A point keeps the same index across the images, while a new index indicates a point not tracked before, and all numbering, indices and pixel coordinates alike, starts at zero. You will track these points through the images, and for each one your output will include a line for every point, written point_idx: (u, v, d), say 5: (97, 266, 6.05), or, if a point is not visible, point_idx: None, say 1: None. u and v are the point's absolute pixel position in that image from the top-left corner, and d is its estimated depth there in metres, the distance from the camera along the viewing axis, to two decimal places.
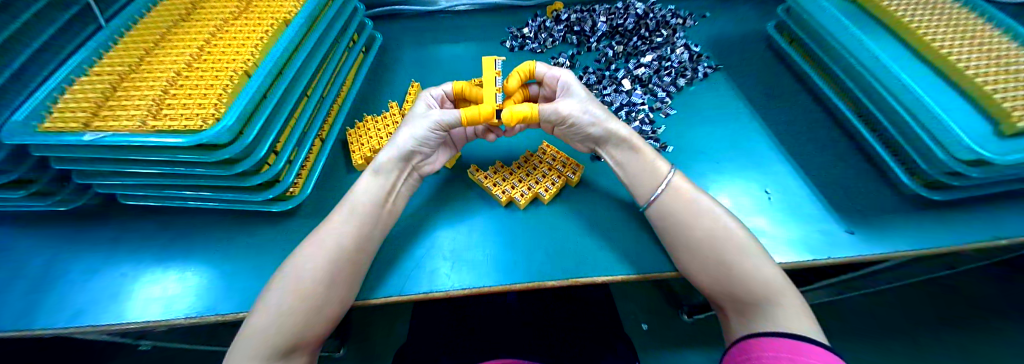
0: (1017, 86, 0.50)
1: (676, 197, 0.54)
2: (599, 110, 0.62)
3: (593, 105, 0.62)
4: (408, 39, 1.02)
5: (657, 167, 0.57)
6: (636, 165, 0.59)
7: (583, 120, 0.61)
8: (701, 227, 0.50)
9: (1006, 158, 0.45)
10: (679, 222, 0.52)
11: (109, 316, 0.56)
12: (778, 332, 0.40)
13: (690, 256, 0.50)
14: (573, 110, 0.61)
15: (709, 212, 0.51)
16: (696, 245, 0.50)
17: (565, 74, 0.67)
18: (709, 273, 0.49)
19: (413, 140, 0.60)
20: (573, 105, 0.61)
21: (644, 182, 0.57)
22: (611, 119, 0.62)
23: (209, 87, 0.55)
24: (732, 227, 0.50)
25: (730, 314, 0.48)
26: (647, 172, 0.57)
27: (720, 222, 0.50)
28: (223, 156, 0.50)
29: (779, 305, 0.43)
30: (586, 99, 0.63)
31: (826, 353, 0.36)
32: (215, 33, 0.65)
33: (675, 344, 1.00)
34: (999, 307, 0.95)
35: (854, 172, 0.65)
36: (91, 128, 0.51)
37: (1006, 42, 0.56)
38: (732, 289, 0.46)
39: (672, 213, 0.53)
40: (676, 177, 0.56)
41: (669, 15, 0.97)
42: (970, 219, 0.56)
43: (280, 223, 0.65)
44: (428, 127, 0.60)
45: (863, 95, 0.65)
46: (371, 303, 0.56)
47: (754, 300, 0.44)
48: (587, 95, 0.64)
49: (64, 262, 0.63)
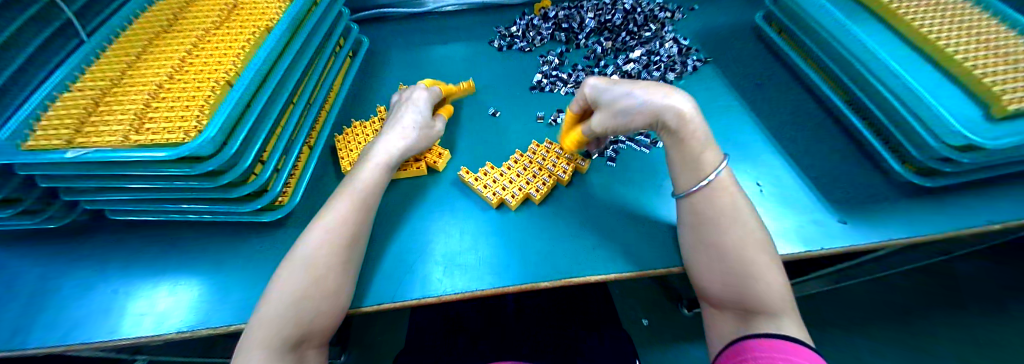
0: (1008, 69, 0.49)
1: (721, 197, 0.50)
2: (644, 92, 0.53)
3: (632, 96, 0.53)
4: (396, 42, 1.02)
5: (703, 159, 0.51)
6: (684, 155, 0.52)
7: (621, 124, 0.55)
8: (732, 233, 0.48)
9: (998, 142, 0.45)
10: (711, 222, 0.49)
11: (100, 333, 0.55)
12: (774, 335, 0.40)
13: (713, 258, 0.48)
14: (605, 123, 0.57)
15: (744, 220, 0.48)
16: (724, 248, 0.47)
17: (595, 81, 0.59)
18: (724, 276, 0.47)
19: (409, 146, 0.63)
20: (604, 118, 0.57)
21: (692, 169, 0.52)
22: (661, 96, 0.52)
23: (191, 99, 0.54)
24: (761, 240, 0.47)
25: (730, 323, 0.46)
26: (696, 159, 0.51)
27: (750, 232, 0.48)
28: (207, 168, 0.49)
29: (787, 325, 0.41)
30: (624, 92, 0.54)
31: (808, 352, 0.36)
32: (197, 44, 0.64)
33: (673, 338, 1.00)
34: (997, 291, 0.95)
35: (846, 161, 0.65)
36: (73, 145, 0.50)
37: (995, 25, 0.56)
38: (744, 299, 0.44)
39: (707, 211, 0.50)
40: (723, 170, 0.51)
41: (657, 9, 0.97)
42: (962, 205, 0.56)
43: (272, 232, 0.65)
44: (423, 134, 0.65)
45: (853, 83, 0.65)
46: (364, 310, 0.55)
47: (763, 314, 0.43)
48: (621, 87, 0.55)
49: (55, 280, 0.62)
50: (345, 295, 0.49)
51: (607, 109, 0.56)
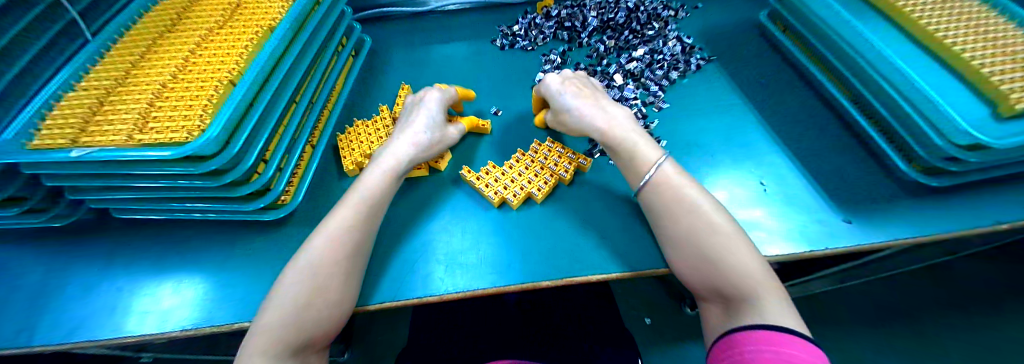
0: (1015, 67, 0.49)
1: (664, 189, 0.54)
2: (577, 107, 0.66)
3: (565, 111, 0.67)
4: (398, 41, 1.02)
5: (640, 159, 0.57)
6: (619, 157, 0.61)
7: (563, 130, 0.70)
8: (685, 222, 0.50)
9: (1004, 141, 0.44)
10: (666, 216, 0.52)
11: (105, 331, 0.56)
12: (749, 323, 0.40)
13: (677, 251, 0.50)
14: (552, 123, 0.72)
15: (693, 206, 0.51)
16: (682, 239, 0.49)
17: (550, 81, 0.71)
18: (693, 268, 0.48)
19: (420, 151, 0.64)
20: (551, 119, 0.72)
21: (634, 171, 0.58)
22: (589, 114, 0.64)
23: (194, 98, 0.54)
24: (719, 223, 0.48)
25: (716, 313, 0.46)
26: (635, 159, 0.58)
27: (705, 216, 0.49)
28: (210, 167, 0.49)
29: (761, 302, 0.41)
30: (561, 106, 0.68)
31: (793, 340, 0.36)
32: (200, 43, 0.64)
33: (675, 338, 1.00)
34: (1003, 292, 0.94)
35: (851, 161, 0.64)
36: (79, 144, 0.51)
37: (1003, 23, 0.55)
38: (716, 284, 0.45)
39: (659, 207, 0.53)
40: (665, 163, 0.56)
41: (660, 7, 0.96)
42: (969, 205, 0.55)
43: (275, 231, 0.65)
44: (437, 140, 0.66)
45: (859, 82, 0.64)
46: (367, 309, 0.55)
47: (736, 294, 0.43)
48: (561, 99, 0.68)
49: (60, 278, 0.63)
50: (348, 293, 0.50)
51: (553, 112, 0.70)
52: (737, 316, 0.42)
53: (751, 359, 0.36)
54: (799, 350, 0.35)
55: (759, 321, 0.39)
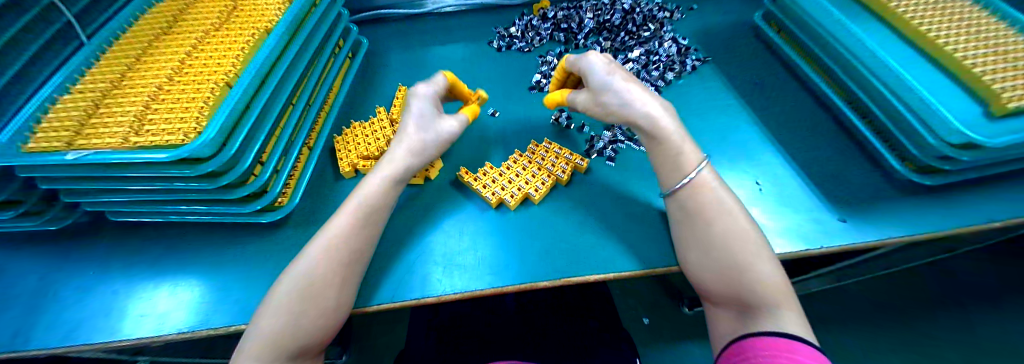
0: (1007, 67, 0.49)
1: (700, 190, 0.52)
2: (627, 89, 0.58)
3: (612, 92, 0.59)
4: (396, 43, 1.02)
5: (682, 160, 0.55)
6: (658, 155, 0.57)
7: (600, 111, 0.63)
8: (721, 226, 0.49)
9: (996, 140, 0.45)
10: (698, 215, 0.51)
11: (101, 335, 0.56)
12: (771, 331, 0.40)
13: (705, 253, 0.49)
14: (586, 104, 0.65)
15: (732, 211, 0.50)
16: (711, 241, 0.49)
17: (592, 56, 0.63)
18: (718, 271, 0.48)
19: (419, 154, 0.61)
20: (586, 99, 0.64)
21: (671, 172, 0.55)
22: (639, 99, 0.57)
23: (190, 100, 0.54)
24: (750, 232, 0.49)
25: (730, 317, 0.46)
26: (676, 160, 0.55)
27: (737, 221, 0.49)
28: (206, 169, 0.49)
29: (782, 311, 0.42)
30: (608, 85, 0.59)
31: (811, 351, 0.37)
32: (196, 46, 0.64)
33: (672, 338, 1.00)
34: (998, 289, 0.94)
35: (846, 160, 0.65)
36: (74, 147, 0.51)
37: (994, 23, 0.56)
38: (737, 289, 0.45)
39: (693, 207, 0.52)
40: (705, 168, 0.53)
41: (656, 9, 0.97)
42: (963, 203, 0.56)
43: (272, 232, 0.65)
44: (435, 139, 0.62)
45: (853, 82, 0.65)
46: (366, 311, 0.55)
47: (757, 302, 0.43)
48: (608, 77, 0.60)
49: (55, 281, 0.62)
50: (346, 295, 0.50)
51: (593, 90, 0.63)
52: (753, 323, 0.43)
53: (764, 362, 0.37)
54: (815, 359, 0.36)
55: (776, 329, 0.40)
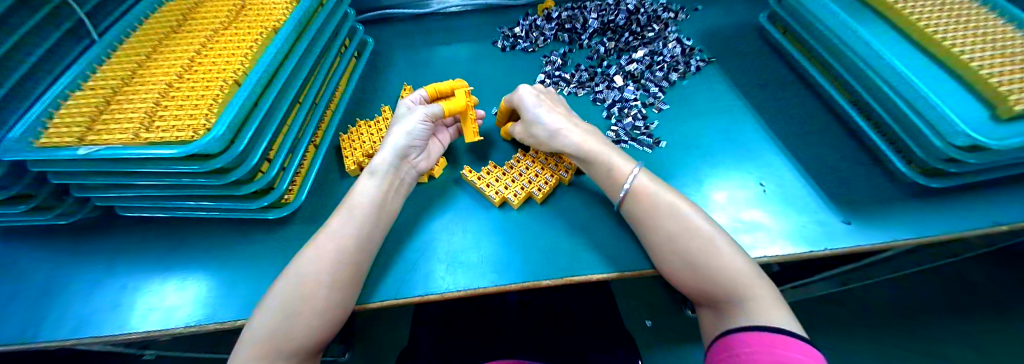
0: (1014, 68, 0.49)
1: (644, 199, 0.54)
2: (554, 122, 0.64)
3: (538, 125, 0.64)
4: (400, 43, 1.03)
5: (617, 170, 0.57)
6: (597, 174, 0.60)
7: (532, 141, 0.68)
8: (669, 227, 0.50)
9: (1003, 142, 0.44)
10: (648, 223, 0.52)
11: (109, 327, 0.56)
12: (751, 325, 0.40)
13: (664, 257, 0.50)
14: (524, 135, 0.69)
15: (675, 209, 0.51)
16: (664, 247, 0.50)
17: (521, 91, 0.68)
18: (684, 273, 0.49)
19: (406, 136, 0.61)
20: (522, 130, 0.69)
21: (610, 183, 0.58)
22: (563, 130, 0.62)
23: (199, 98, 0.55)
24: (699, 225, 0.49)
25: (712, 314, 0.47)
26: (610, 173, 0.58)
27: (686, 218, 0.50)
28: (215, 166, 0.50)
29: (748, 300, 0.43)
30: (533, 119, 0.65)
31: (798, 346, 0.37)
32: (205, 44, 0.65)
33: (675, 339, 1.00)
34: (1004, 295, 0.93)
35: (851, 163, 0.64)
36: (85, 142, 0.52)
37: (1002, 25, 0.55)
38: (704, 287, 0.47)
39: (641, 214, 0.53)
40: (638, 176, 0.56)
41: (660, 9, 0.97)
42: (968, 206, 0.56)
43: (278, 229, 0.66)
44: (418, 120, 0.63)
45: (859, 84, 0.64)
46: (370, 307, 0.56)
47: (727, 298, 0.44)
48: (535, 111, 0.65)
49: (66, 274, 0.63)
50: (348, 290, 0.50)
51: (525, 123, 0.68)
52: (730, 318, 0.43)
53: (746, 359, 0.37)
54: (802, 354, 0.36)
55: (747, 323, 0.41)
